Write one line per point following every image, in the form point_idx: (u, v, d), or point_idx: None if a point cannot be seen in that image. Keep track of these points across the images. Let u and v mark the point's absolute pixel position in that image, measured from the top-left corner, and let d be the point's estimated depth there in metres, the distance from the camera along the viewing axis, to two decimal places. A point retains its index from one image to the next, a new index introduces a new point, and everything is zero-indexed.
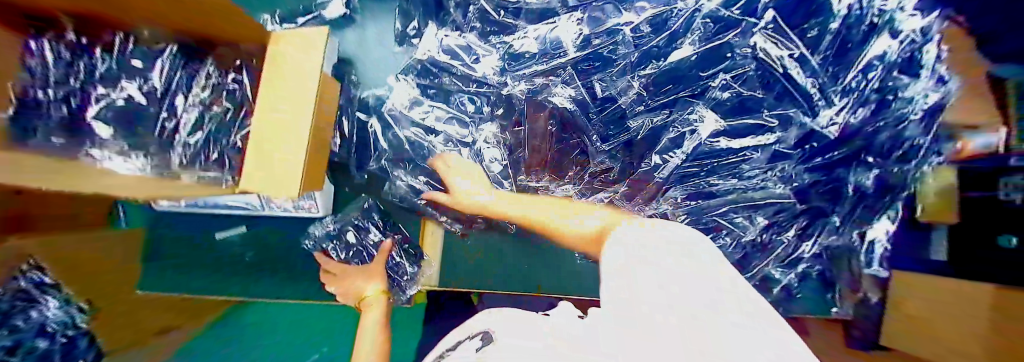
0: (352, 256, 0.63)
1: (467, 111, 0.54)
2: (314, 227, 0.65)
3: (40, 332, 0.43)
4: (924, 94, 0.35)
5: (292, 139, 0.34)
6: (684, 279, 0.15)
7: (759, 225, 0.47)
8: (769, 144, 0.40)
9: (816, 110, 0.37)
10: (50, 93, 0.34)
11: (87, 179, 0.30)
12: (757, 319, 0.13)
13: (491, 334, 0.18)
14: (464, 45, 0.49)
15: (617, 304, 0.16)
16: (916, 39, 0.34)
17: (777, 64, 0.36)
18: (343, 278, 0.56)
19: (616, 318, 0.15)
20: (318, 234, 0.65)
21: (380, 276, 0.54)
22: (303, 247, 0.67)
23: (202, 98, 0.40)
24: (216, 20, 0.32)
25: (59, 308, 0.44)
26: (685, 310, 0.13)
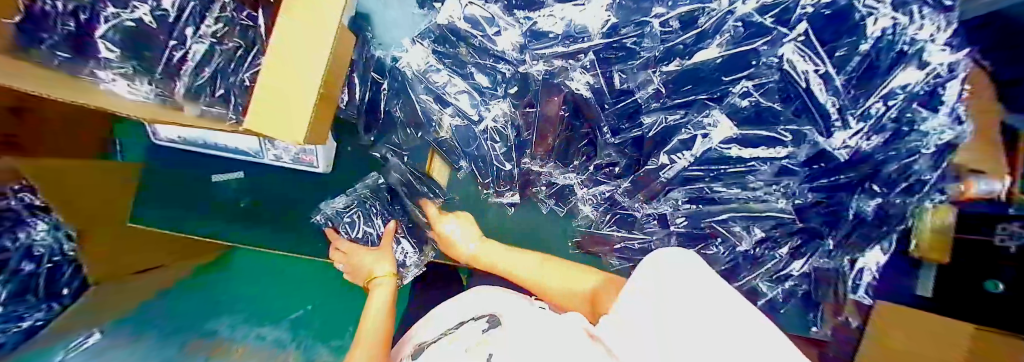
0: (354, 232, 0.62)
1: (481, 83, 0.53)
2: (325, 204, 0.67)
3: (27, 256, 0.42)
4: (941, 130, 0.33)
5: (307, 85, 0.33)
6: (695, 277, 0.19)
7: (755, 236, 0.48)
8: (780, 158, 0.39)
9: (831, 131, 0.35)
10: (57, 5, 0.31)
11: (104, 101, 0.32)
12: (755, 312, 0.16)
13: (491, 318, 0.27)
14: (488, 16, 0.46)
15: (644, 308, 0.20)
16: (942, 74, 0.32)
17: (800, 78, 0.34)
18: (352, 257, 0.55)
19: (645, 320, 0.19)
20: (327, 212, 0.66)
21: (389, 256, 0.53)
22: (314, 223, 0.67)
23: (214, 31, 0.39)
24: None
25: (47, 231, 0.44)
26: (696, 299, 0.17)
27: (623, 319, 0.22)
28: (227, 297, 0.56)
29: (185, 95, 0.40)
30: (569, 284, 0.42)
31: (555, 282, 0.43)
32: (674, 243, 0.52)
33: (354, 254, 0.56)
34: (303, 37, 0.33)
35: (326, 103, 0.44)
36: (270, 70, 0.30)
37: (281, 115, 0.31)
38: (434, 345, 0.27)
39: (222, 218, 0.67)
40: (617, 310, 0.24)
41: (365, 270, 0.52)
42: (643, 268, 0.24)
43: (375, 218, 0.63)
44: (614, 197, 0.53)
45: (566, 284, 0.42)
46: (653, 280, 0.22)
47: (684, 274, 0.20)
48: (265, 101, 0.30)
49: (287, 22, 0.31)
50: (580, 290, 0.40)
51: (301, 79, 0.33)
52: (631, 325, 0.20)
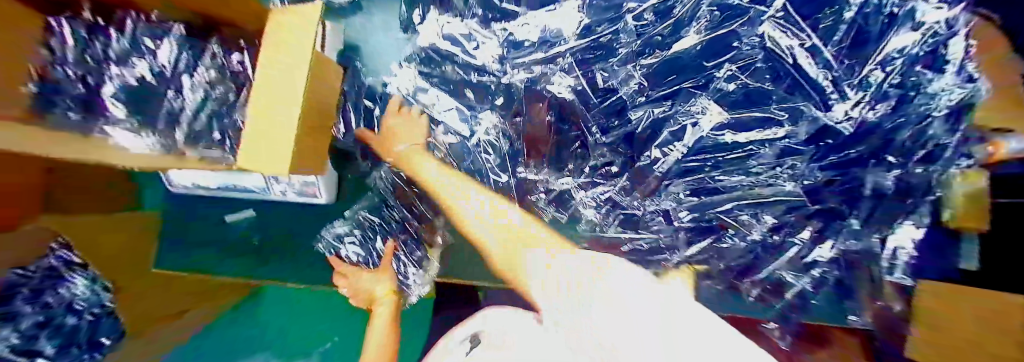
0: (360, 255, 0.66)
1: (470, 98, 0.54)
2: (325, 231, 0.69)
3: (69, 309, 0.48)
4: (951, 90, 0.31)
5: (283, 107, 0.34)
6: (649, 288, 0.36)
7: (766, 223, 0.44)
8: (778, 139, 0.38)
9: (829, 104, 0.35)
10: (74, 73, 0.37)
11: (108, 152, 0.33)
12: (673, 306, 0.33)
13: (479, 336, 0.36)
14: (466, 33, 0.51)
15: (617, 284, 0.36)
16: (940, 31, 0.32)
17: (786, 53, 0.35)
18: (353, 280, 0.62)
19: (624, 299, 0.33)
20: (328, 240, 0.68)
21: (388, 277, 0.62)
22: (316, 250, 0.68)
23: (208, 77, 0.44)
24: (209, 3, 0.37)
25: (86, 286, 0.50)
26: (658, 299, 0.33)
27: (610, 303, 0.32)
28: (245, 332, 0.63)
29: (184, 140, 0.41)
30: (499, 220, 0.49)
31: (484, 217, 0.50)
32: (683, 238, 0.47)
33: (354, 277, 0.63)
34: (281, 71, 0.35)
35: (309, 128, 0.43)
36: (250, 120, 0.34)
37: (265, 153, 0.34)
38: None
39: (232, 257, 0.69)
40: (599, 291, 0.34)
41: (366, 290, 0.61)
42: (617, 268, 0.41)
43: (378, 239, 0.67)
44: (614, 198, 0.49)
45: (501, 222, 0.49)
46: (645, 286, 0.36)
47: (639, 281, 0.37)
48: (252, 139, 0.34)
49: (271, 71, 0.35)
50: (505, 224, 0.49)
51: (275, 109, 0.35)
52: (616, 304, 0.32)
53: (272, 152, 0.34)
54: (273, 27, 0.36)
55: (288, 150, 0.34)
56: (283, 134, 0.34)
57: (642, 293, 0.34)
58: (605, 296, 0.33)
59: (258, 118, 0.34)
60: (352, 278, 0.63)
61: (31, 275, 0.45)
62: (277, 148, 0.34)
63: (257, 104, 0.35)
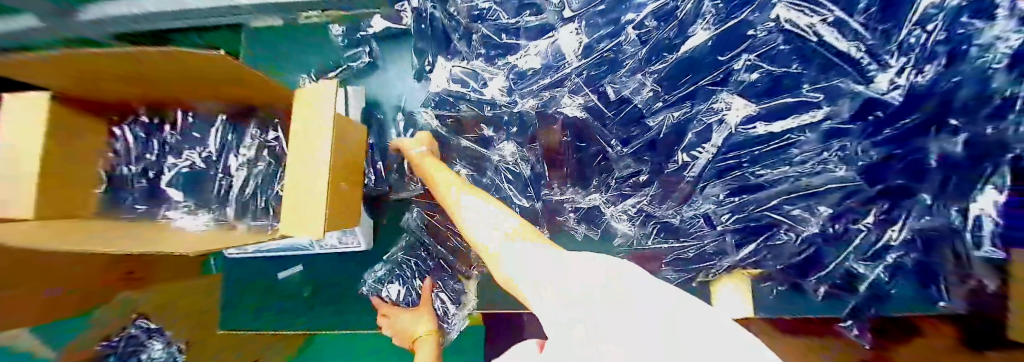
0: (400, 291, 0.69)
1: (488, 132, 0.57)
2: (368, 274, 0.72)
3: None
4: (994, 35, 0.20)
5: (314, 173, 0.41)
6: (659, 292, 0.25)
7: (822, 215, 0.39)
8: (817, 123, 0.32)
9: (868, 76, 0.27)
10: (133, 169, 0.51)
11: (163, 236, 0.42)
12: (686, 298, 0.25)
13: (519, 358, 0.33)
14: (472, 72, 0.52)
15: (628, 305, 0.24)
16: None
17: (809, 33, 0.28)
18: (394, 321, 0.65)
19: (634, 313, 0.23)
20: (372, 280, 0.72)
21: (427, 311, 0.63)
22: (361, 292, 0.73)
23: (249, 154, 0.51)
24: (235, 87, 0.43)
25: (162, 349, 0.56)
26: (677, 302, 0.24)
27: (621, 300, 0.24)
28: None
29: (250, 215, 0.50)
30: (478, 209, 0.48)
31: (466, 215, 0.48)
32: (731, 242, 0.47)
33: (395, 318, 0.65)
34: (308, 136, 0.41)
35: (351, 183, 0.51)
36: (287, 193, 0.41)
37: (298, 221, 0.40)
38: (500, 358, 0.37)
39: (296, 306, 0.75)
40: (600, 289, 0.26)
41: (407, 331, 0.62)
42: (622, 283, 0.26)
43: (416, 274, 0.69)
44: (646, 209, 0.50)
45: (472, 228, 0.47)
46: (653, 284, 0.26)
47: (663, 296, 0.25)
48: (289, 201, 0.41)
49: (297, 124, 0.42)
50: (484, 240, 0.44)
51: (311, 172, 0.41)
52: (626, 303, 0.24)
53: (303, 221, 0.40)
54: (297, 114, 0.42)
55: (320, 215, 0.40)
56: (315, 200, 0.40)
57: (656, 291, 0.25)
58: (618, 295, 0.25)
59: (293, 191, 0.41)
60: (392, 318, 0.66)
61: (116, 343, 0.53)
62: (311, 215, 0.40)
63: (291, 180, 0.41)
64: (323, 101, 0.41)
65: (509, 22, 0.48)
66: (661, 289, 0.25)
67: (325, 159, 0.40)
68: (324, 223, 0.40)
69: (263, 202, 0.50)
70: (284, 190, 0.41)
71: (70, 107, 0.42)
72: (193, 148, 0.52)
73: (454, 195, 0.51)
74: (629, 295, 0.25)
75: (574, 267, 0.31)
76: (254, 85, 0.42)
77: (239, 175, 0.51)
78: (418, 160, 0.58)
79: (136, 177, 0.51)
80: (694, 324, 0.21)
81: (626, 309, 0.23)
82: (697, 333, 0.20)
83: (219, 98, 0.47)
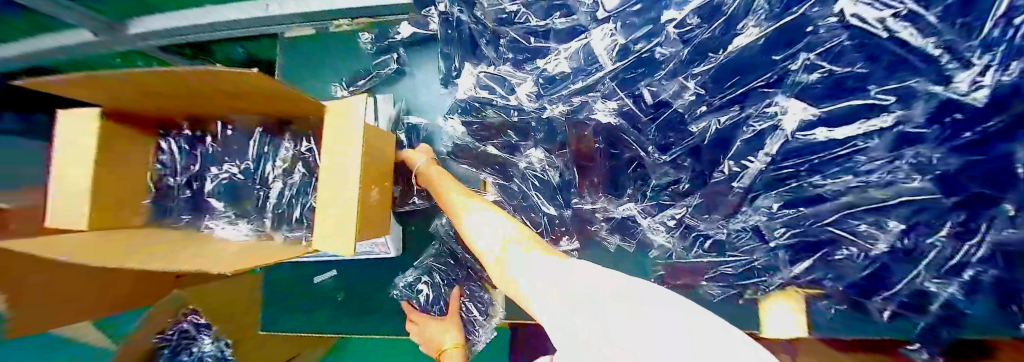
0: (428, 299, 0.69)
1: (514, 139, 0.56)
2: (399, 279, 0.72)
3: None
4: None
5: (345, 181, 0.40)
6: (663, 296, 0.26)
7: (893, 231, 0.34)
8: (888, 129, 0.28)
9: (948, 75, 0.22)
10: (178, 180, 0.53)
11: (205, 247, 0.44)
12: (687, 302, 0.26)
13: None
14: (499, 77, 0.52)
15: (636, 305, 0.24)
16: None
17: (878, 27, 0.24)
18: (421, 329, 0.64)
19: (644, 311, 0.23)
20: (402, 285, 0.71)
21: (455, 326, 0.62)
22: (394, 296, 0.72)
23: (283, 164, 0.52)
24: (274, 102, 0.43)
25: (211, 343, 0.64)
26: (681, 303, 0.24)
27: (630, 303, 0.25)
28: None
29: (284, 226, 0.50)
30: (485, 216, 0.48)
31: (472, 222, 0.48)
32: (784, 258, 0.44)
33: (423, 325, 0.64)
34: (339, 142, 0.41)
35: (380, 190, 0.51)
36: (318, 206, 0.41)
37: (330, 233, 0.41)
38: None
39: (328, 311, 0.76)
40: (608, 293, 0.27)
41: (434, 341, 0.61)
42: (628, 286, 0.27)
43: (447, 280, 0.69)
44: (688, 221, 0.48)
45: (476, 236, 0.46)
46: (654, 288, 0.27)
47: (667, 298, 0.25)
48: (322, 210, 0.41)
49: (331, 130, 0.42)
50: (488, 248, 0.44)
51: (343, 179, 0.41)
52: (635, 305, 0.24)
53: (336, 234, 0.40)
54: (328, 125, 0.42)
55: (353, 225, 0.40)
56: (348, 209, 0.40)
57: (663, 296, 0.25)
58: (627, 298, 0.25)
59: (323, 204, 0.41)
60: (420, 325, 0.65)
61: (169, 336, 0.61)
62: (342, 225, 0.40)
63: (322, 192, 0.41)
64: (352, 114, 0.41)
65: (537, 24, 0.47)
66: (663, 293, 0.26)
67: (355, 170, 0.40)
68: (354, 235, 0.40)
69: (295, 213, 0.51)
70: (315, 204, 0.41)
71: (119, 124, 0.45)
72: (230, 158, 0.53)
73: (459, 205, 0.52)
74: (636, 297, 0.25)
75: (586, 272, 0.31)
76: (283, 98, 0.41)
77: (275, 185, 0.52)
78: (422, 171, 0.60)
79: (180, 187, 0.53)
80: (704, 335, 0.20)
81: (636, 309, 0.24)
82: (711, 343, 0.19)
83: (256, 111, 0.47)
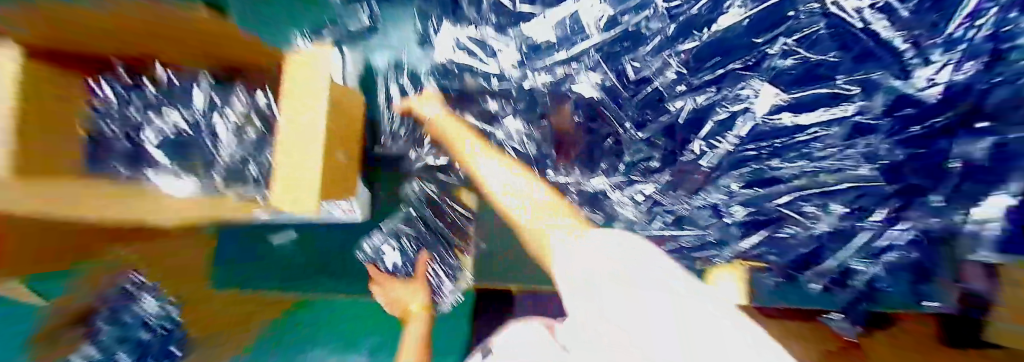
0: (393, 264, 0.69)
1: (492, 108, 0.52)
2: (364, 243, 0.70)
3: (143, 324, 0.56)
4: None
5: (309, 139, 0.37)
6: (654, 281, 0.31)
7: (835, 214, 0.37)
8: (847, 116, 0.32)
9: (909, 70, 0.27)
10: (115, 129, 0.45)
11: None
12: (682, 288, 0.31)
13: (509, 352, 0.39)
14: (480, 40, 0.49)
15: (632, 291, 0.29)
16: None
17: (855, 18, 0.28)
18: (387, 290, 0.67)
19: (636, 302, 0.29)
20: (369, 248, 0.70)
21: (423, 290, 0.67)
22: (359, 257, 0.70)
23: (237, 120, 0.50)
24: (229, 49, 0.43)
25: (156, 307, 0.58)
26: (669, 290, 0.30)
27: (625, 285, 0.30)
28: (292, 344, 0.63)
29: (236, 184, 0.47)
30: (491, 165, 0.48)
31: (483, 166, 0.49)
32: (736, 234, 0.43)
33: (389, 288, 0.67)
34: (300, 95, 0.38)
35: (345, 151, 0.47)
36: (276, 170, 0.38)
37: (288, 197, 0.38)
38: None
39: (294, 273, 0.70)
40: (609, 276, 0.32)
41: (402, 302, 0.66)
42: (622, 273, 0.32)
43: (415, 244, 0.69)
44: (654, 197, 0.47)
45: (498, 186, 0.48)
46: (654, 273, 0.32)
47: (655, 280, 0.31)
48: (286, 176, 0.39)
49: (289, 86, 0.38)
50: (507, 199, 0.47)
51: (302, 137, 0.37)
52: (631, 288, 0.30)
53: (297, 200, 0.38)
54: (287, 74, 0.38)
55: (315, 192, 0.38)
56: (309, 172, 0.37)
57: (655, 282, 0.31)
58: (623, 281, 0.31)
59: (281, 168, 0.38)
60: (385, 286, 0.68)
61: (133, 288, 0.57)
62: (309, 189, 0.38)
63: (280, 156, 0.38)
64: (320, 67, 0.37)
65: None
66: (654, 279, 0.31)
67: (316, 127, 0.37)
68: (314, 199, 0.39)
69: (248, 166, 0.48)
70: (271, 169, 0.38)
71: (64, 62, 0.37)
72: (175, 107, 0.49)
73: (471, 150, 0.50)
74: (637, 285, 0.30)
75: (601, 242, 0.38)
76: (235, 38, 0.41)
77: (228, 136, 0.49)
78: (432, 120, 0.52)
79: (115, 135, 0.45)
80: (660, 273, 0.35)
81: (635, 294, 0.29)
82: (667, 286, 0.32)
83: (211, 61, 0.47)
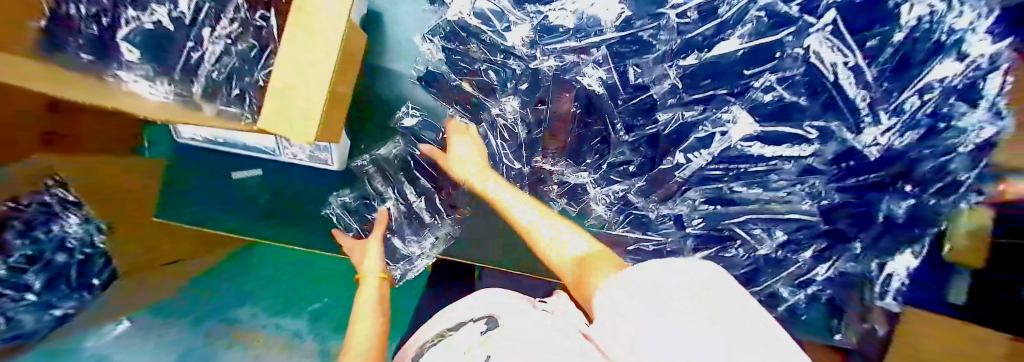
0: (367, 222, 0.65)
1: (494, 81, 0.53)
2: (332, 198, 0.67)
3: (60, 246, 0.46)
4: (980, 126, 0.29)
5: (309, 93, 0.43)
6: (662, 279, 0.19)
7: (777, 239, 0.42)
8: (803, 157, 0.37)
9: (861, 126, 0.33)
10: (82, 10, 0.34)
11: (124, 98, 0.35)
12: (719, 294, 0.17)
13: (493, 319, 0.24)
14: (498, 10, 0.48)
15: (625, 302, 0.19)
16: (983, 65, 0.28)
17: (828, 70, 0.33)
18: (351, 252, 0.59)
19: (624, 314, 0.18)
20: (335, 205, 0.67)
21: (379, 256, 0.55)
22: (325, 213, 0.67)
23: (228, 32, 0.44)
24: None
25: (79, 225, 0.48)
26: (692, 293, 0.17)
27: (622, 296, 0.20)
28: (254, 280, 0.62)
29: (222, 100, 0.43)
30: (569, 242, 0.33)
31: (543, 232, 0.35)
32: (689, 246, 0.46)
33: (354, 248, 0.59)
34: (303, 43, 0.41)
35: (336, 102, 0.54)
36: (274, 89, 0.39)
37: (297, 122, 0.41)
38: (430, 349, 0.24)
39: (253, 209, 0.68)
40: (610, 292, 0.22)
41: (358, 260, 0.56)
42: (623, 276, 0.22)
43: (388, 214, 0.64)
44: (628, 198, 0.49)
45: (563, 244, 0.33)
46: (663, 267, 0.20)
47: (661, 281, 0.19)
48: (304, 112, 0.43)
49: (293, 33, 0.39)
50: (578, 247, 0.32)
51: (306, 86, 0.43)
52: (626, 299, 0.19)
53: (304, 127, 0.42)
54: None
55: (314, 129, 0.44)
56: (313, 114, 0.44)
57: (666, 284, 0.18)
58: (620, 292, 0.20)
59: (288, 89, 0.40)
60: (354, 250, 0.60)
61: (24, 207, 0.42)
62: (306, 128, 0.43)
63: (290, 75, 0.40)
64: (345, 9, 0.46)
65: None
66: (661, 277, 0.19)
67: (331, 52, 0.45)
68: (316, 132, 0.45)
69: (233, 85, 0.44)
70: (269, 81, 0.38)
71: None
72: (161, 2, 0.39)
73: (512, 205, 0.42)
74: (628, 290, 0.20)
75: (647, 274, 0.20)
76: None
77: (212, 47, 0.43)
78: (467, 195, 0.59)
79: (81, 18, 0.34)
80: (779, 345, 0.14)
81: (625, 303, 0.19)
82: (761, 346, 0.13)
83: None
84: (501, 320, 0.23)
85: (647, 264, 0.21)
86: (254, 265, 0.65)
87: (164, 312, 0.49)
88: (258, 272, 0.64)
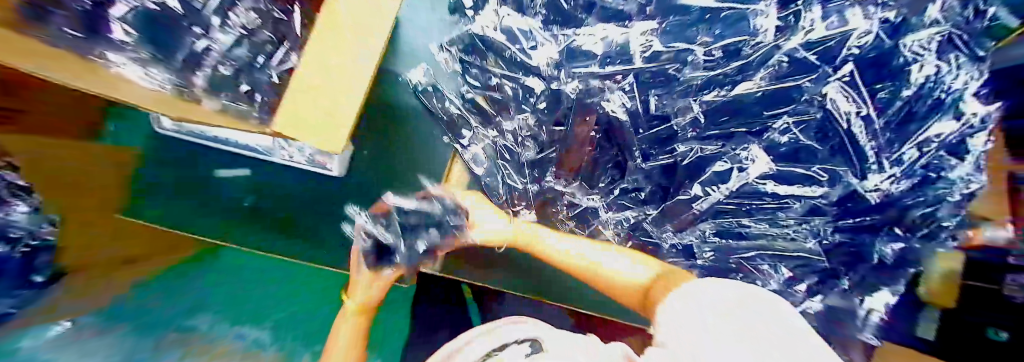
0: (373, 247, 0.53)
1: (508, 96, 0.52)
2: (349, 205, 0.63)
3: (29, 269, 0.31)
4: (968, 180, 0.34)
5: (327, 97, 0.52)
6: (710, 299, 0.23)
7: (782, 275, 0.44)
8: (812, 197, 0.38)
9: (866, 172, 0.35)
10: None
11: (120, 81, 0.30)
12: (762, 312, 0.20)
13: (536, 343, 0.24)
14: (526, 30, 0.46)
15: (677, 314, 0.23)
16: (975, 125, 0.33)
17: (843, 119, 0.34)
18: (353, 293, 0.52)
19: (676, 323, 0.22)
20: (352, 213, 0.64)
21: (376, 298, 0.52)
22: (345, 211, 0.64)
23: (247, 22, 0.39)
24: None
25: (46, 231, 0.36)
26: (731, 308, 0.21)
27: (674, 306, 0.24)
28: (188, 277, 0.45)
29: (228, 95, 0.41)
30: (627, 273, 0.40)
31: (610, 265, 0.43)
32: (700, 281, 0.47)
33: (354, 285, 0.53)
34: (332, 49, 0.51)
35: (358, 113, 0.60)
36: (307, 91, 0.50)
37: (318, 122, 0.52)
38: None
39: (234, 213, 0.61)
40: (671, 302, 0.26)
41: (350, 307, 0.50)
42: (676, 296, 0.26)
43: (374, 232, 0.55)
44: (641, 224, 0.50)
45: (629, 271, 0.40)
46: (710, 291, 0.24)
47: (708, 299, 0.23)
48: (325, 111, 0.53)
49: (323, 39, 0.49)
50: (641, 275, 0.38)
51: (327, 89, 0.52)
52: (676, 308, 0.24)
53: (326, 127, 0.53)
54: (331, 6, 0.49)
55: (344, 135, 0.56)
56: (325, 114, 0.53)
57: (709, 302, 0.22)
58: (676, 301, 0.25)
59: (310, 90, 0.50)
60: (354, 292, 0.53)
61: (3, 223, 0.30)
62: (325, 127, 0.53)
63: (313, 76, 0.50)
64: (375, 24, 0.56)
65: None
66: (704, 299, 0.23)
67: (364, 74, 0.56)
68: (336, 131, 0.55)
69: (240, 80, 0.41)
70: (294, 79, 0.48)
71: None
72: None
73: (537, 235, 0.54)
74: (682, 305, 0.24)
75: (695, 296, 0.24)
76: None
77: (221, 35, 0.37)
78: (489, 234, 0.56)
79: None
80: (797, 350, 0.16)
81: (677, 316, 0.22)
82: (781, 351, 0.16)
83: None
84: (546, 344, 0.24)
85: (692, 289, 0.26)
86: (187, 271, 0.46)
87: (123, 314, 0.35)
88: (237, 274, 0.50)
